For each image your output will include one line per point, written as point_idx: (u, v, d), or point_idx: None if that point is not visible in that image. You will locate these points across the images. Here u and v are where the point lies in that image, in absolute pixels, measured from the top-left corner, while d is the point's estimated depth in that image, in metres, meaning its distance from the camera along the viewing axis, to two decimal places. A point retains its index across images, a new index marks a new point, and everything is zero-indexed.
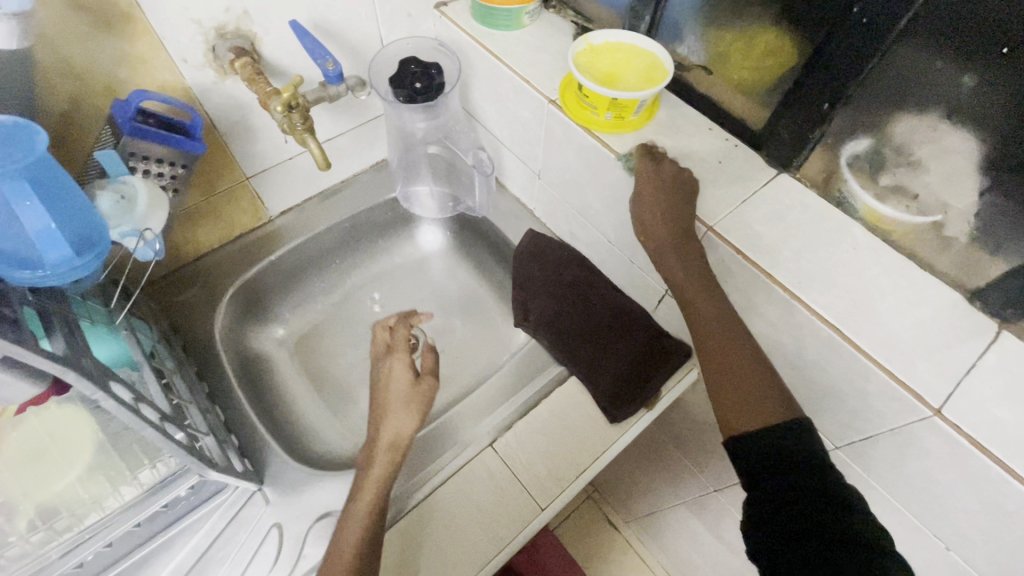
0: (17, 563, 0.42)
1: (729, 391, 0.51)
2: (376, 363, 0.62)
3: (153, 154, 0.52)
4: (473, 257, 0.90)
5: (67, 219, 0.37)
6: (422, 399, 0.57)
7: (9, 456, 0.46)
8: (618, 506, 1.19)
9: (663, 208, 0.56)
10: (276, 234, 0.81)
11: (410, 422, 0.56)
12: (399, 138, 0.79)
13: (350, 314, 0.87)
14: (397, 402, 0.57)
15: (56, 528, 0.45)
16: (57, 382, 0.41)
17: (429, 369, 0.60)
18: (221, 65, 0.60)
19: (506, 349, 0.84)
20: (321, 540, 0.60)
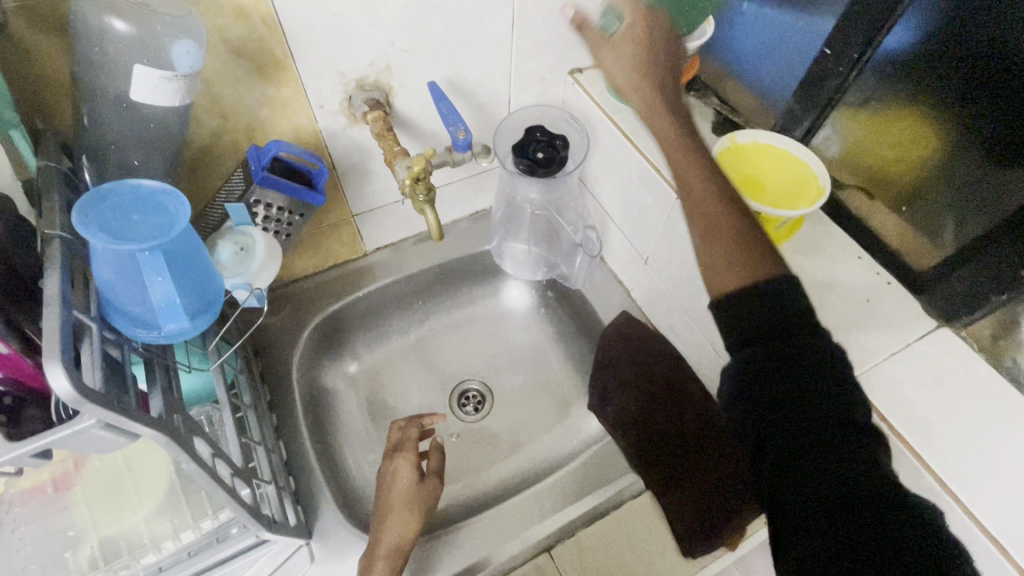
0: None
1: (717, 238, 0.44)
2: (381, 465, 0.63)
3: (275, 203, 0.51)
4: (556, 324, 0.86)
5: (192, 282, 0.36)
6: (428, 502, 0.60)
7: (87, 484, 0.46)
8: None
9: (619, 53, 0.50)
10: (368, 270, 0.81)
11: (409, 532, 0.56)
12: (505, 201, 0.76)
13: (423, 359, 0.85)
14: (400, 506, 0.58)
15: (111, 567, 0.44)
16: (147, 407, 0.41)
17: (435, 470, 0.63)
18: (354, 113, 0.60)
19: (575, 430, 0.79)
20: None
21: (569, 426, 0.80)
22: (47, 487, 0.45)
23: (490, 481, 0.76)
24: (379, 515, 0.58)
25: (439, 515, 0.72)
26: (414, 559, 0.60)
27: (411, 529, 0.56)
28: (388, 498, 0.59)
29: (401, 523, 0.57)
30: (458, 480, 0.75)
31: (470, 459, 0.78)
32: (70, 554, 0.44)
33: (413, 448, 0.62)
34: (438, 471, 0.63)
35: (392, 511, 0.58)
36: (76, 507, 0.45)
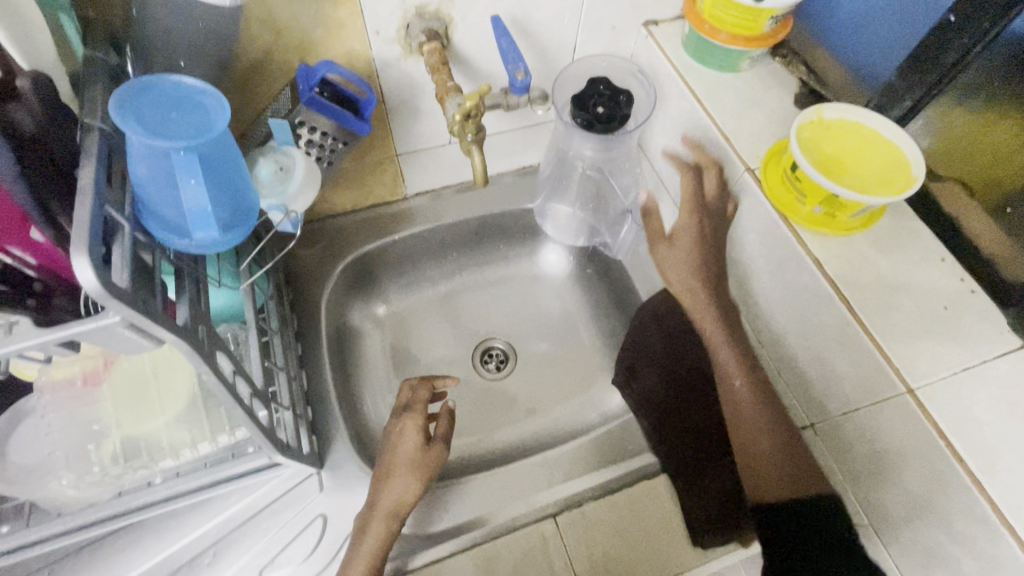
0: (90, 489, 0.46)
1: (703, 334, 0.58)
2: (389, 421, 0.63)
3: (320, 127, 0.49)
4: (591, 294, 0.84)
5: (228, 195, 0.35)
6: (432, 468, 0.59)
7: (114, 382, 0.47)
8: None
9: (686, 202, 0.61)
10: (406, 214, 0.79)
11: (409, 496, 0.57)
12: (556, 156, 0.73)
13: (451, 311, 0.84)
14: (402, 468, 0.58)
15: (132, 465, 0.47)
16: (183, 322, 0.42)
17: (441, 435, 0.61)
18: (410, 43, 0.56)
19: (595, 403, 0.78)
20: None
21: (590, 399, 0.78)
22: (77, 380, 0.46)
23: (503, 441, 0.75)
24: (381, 473, 0.58)
25: (448, 466, 0.72)
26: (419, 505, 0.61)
27: (413, 494, 0.56)
28: (392, 457, 0.59)
29: (402, 484, 0.57)
30: (471, 435, 0.75)
31: (486, 417, 0.77)
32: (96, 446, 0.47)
33: (420, 412, 0.61)
34: (444, 436, 0.61)
35: (394, 472, 0.57)
36: (102, 405, 0.47)
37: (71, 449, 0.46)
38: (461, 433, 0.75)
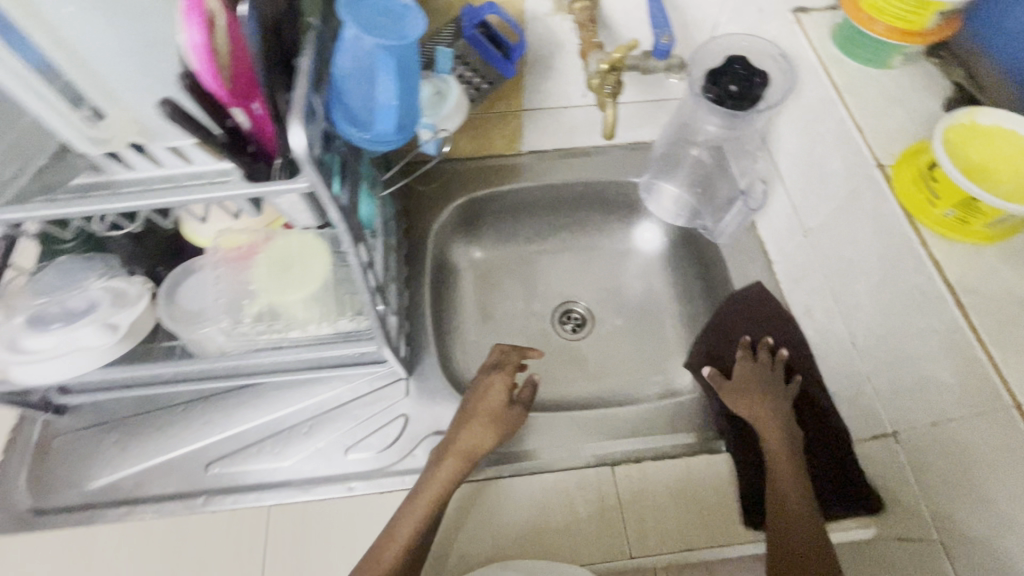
0: (237, 338, 0.58)
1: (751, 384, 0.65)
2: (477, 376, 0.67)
3: (472, 63, 0.55)
4: (680, 276, 0.85)
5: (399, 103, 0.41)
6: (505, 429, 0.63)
7: (269, 255, 0.56)
8: None
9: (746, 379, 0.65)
10: (517, 169, 0.84)
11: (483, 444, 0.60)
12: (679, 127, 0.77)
13: (540, 268, 0.89)
14: (483, 417, 0.61)
15: (270, 327, 0.58)
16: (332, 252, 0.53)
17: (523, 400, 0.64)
18: (561, 0, 0.60)
19: (665, 380, 0.79)
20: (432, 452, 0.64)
21: (660, 375, 0.80)
22: (242, 248, 0.56)
23: (570, 395, 0.79)
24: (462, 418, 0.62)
25: None
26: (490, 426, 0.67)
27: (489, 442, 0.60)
28: (475, 406, 0.62)
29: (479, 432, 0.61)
30: (540, 384, 0.79)
31: (556, 370, 0.81)
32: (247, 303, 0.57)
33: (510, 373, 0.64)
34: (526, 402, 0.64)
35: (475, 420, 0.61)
36: (257, 272, 0.56)
37: (229, 303, 0.57)
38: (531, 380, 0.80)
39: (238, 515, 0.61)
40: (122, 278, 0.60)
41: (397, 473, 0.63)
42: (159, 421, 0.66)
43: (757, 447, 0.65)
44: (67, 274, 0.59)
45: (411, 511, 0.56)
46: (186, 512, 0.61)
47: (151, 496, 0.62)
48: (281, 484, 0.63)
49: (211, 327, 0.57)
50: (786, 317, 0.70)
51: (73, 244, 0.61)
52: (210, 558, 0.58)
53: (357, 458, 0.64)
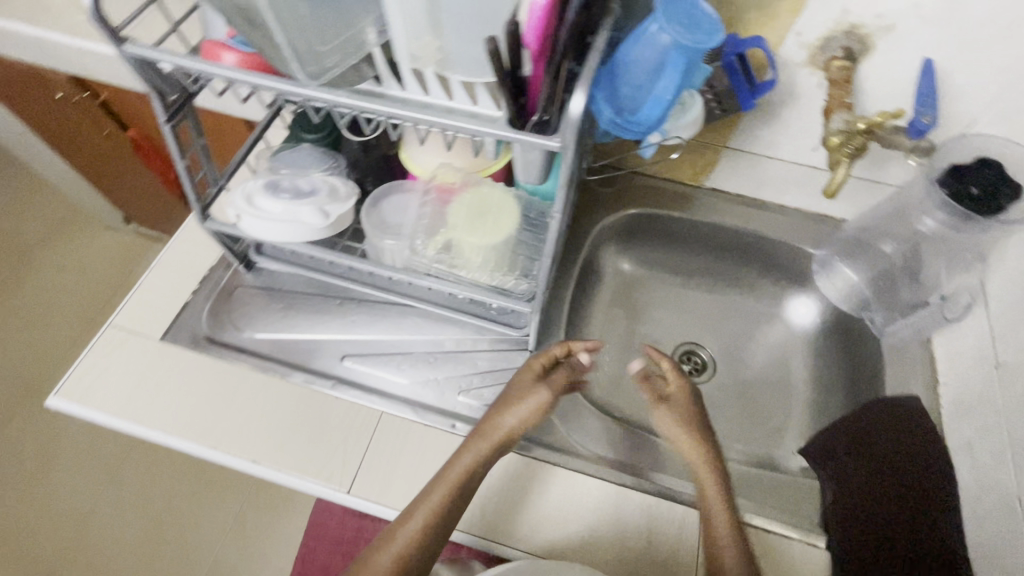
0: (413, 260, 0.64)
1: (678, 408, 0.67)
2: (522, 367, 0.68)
3: (718, 87, 0.57)
4: (823, 361, 0.81)
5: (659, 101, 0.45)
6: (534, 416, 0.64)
7: (469, 198, 0.62)
8: None
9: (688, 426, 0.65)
10: (692, 200, 0.85)
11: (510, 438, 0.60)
12: (889, 213, 0.74)
13: (674, 300, 0.90)
14: (512, 397, 0.63)
15: (446, 260, 0.63)
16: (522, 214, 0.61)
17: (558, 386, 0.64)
18: (819, 54, 0.60)
19: (773, 455, 0.76)
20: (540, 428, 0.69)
21: (765, 449, 0.77)
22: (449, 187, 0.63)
23: None
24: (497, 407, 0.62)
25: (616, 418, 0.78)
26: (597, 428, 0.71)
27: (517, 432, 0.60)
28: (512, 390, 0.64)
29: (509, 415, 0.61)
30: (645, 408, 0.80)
31: None
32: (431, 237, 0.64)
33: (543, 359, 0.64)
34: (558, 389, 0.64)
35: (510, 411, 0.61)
36: (454, 208, 0.62)
37: (422, 229, 0.64)
38: (634, 401, 0.81)
39: (356, 409, 0.67)
40: (341, 178, 0.69)
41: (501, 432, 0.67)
42: (318, 305, 0.75)
43: (864, 542, 0.60)
44: (303, 158, 0.69)
45: (431, 495, 0.57)
46: (317, 389, 0.68)
47: (294, 364, 0.71)
48: (397, 399, 0.68)
49: (391, 242, 0.64)
50: (938, 445, 0.63)
51: (316, 135, 0.70)
52: (324, 435, 0.65)
53: (467, 404, 0.68)
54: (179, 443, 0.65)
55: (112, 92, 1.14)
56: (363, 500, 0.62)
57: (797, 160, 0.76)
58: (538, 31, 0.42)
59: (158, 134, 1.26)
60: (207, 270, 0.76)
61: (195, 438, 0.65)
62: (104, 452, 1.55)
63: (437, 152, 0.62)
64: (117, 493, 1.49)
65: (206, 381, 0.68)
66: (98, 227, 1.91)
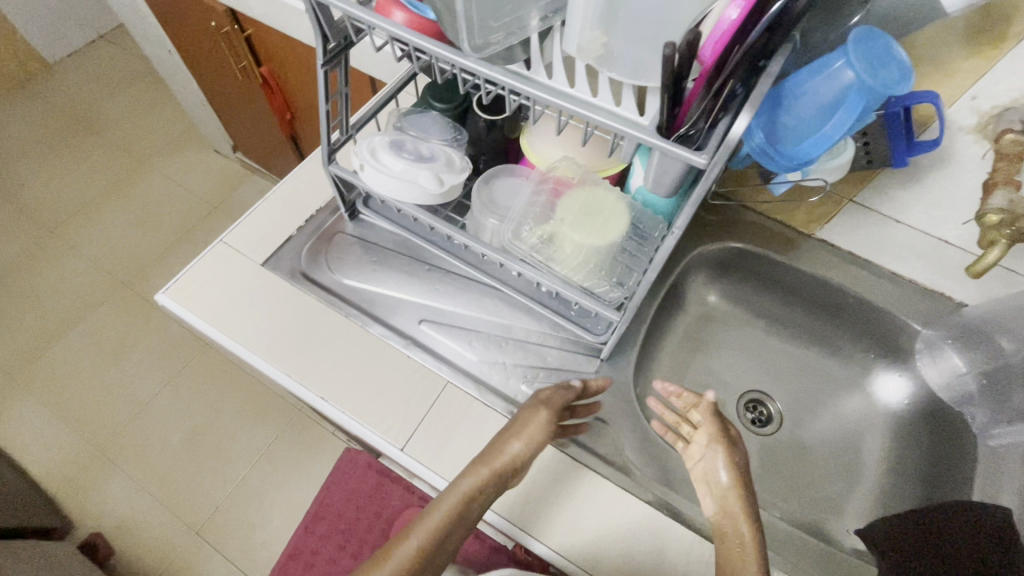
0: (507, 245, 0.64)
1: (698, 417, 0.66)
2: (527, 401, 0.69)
3: (872, 135, 0.54)
4: (904, 446, 0.75)
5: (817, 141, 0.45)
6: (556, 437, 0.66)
7: (582, 196, 0.62)
8: None
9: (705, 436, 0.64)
10: (798, 248, 0.81)
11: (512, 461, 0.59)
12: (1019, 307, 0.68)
13: (753, 345, 0.86)
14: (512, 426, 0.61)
15: (540, 252, 0.63)
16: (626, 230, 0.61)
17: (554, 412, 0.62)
18: (990, 123, 0.56)
19: (828, 529, 0.72)
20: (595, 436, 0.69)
21: (819, 520, 0.72)
22: (562, 180, 0.63)
23: None
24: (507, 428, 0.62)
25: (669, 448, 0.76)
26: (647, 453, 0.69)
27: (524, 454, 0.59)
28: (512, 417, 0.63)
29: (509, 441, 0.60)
30: None
31: None
32: (530, 226, 0.63)
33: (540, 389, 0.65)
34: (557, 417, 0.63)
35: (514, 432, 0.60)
36: (564, 203, 0.62)
37: (525, 215, 0.64)
38: None
39: (424, 372, 0.69)
40: (459, 153, 0.70)
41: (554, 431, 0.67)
42: (407, 266, 0.77)
43: None
44: (429, 125, 0.70)
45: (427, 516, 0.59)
46: (391, 344, 0.71)
47: (375, 316, 0.73)
48: (464, 372, 0.70)
49: (493, 221, 0.65)
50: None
51: (445, 105, 0.71)
52: (391, 389, 0.68)
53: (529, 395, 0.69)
54: (261, 362, 0.69)
55: (258, 31, 1.22)
56: (414, 460, 0.64)
57: (927, 232, 0.71)
58: (719, 44, 0.42)
59: (287, 76, 1.33)
60: (314, 210, 0.80)
61: (276, 361, 0.69)
62: (170, 356, 1.67)
63: (558, 145, 0.65)
64: (173, 395, 1.60)
65: (293, 312, 0.72)
66: (209, 150, 2.06)
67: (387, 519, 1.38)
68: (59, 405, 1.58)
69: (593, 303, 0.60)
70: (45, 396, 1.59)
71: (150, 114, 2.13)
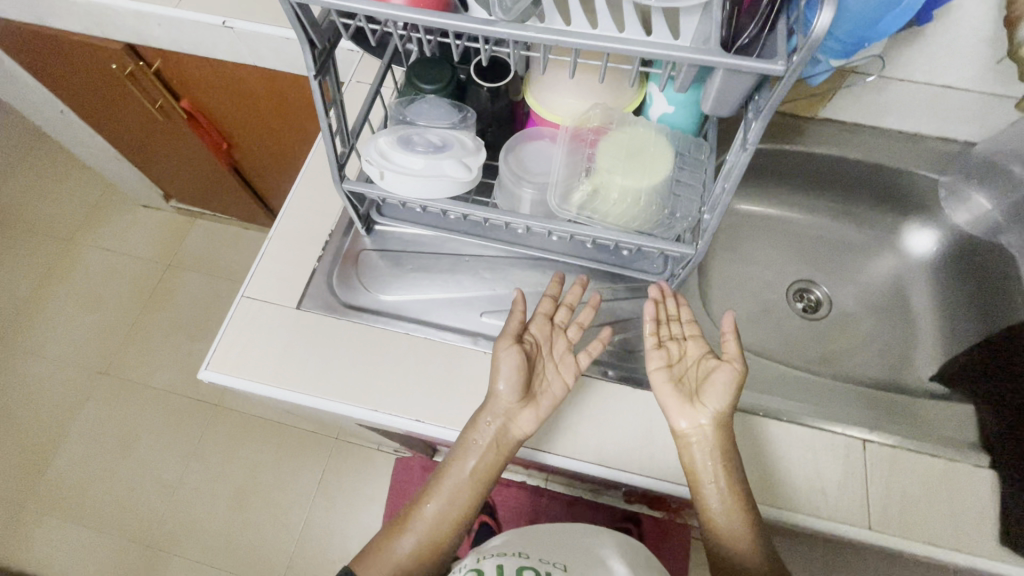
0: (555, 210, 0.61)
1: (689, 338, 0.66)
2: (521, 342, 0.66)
3: None
4: (949, 288, 0.80)
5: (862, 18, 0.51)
6: (572, 372, 0.64)
7: (620, 139, 0.60)
8: None
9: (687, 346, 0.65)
10: (808, 133, 0.81)
11: (504, 405, 0.61)
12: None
13: (784, 238, 0.88)
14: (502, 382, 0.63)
15: (589, 208, 0.61)
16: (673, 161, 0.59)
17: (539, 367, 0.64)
18: None
19: (909, 383, 0.76)
20: None
21: (895, 378, 0.77)
22: (593, 131, 0.61)
23: (799, 366, 0.78)
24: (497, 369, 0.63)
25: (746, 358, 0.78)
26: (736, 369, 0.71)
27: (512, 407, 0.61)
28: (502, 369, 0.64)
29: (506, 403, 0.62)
30: (772, 347, 0.80)
31: (787, 342, 0.80)
32: (575, 186, 0.61)
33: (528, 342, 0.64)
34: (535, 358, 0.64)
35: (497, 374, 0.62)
36: (604, 151, 0.59)
37: (567, 176, 0.61)
38: (758, 340, 0.80)
39: None
40: (470, 132, 0.65)
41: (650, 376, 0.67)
42: (445, 264, 0.74)
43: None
44: (429, 112, 0.64)
45: (439, 483, 0.64)
46: (461, 345, 0.69)
47: (435, 322, 0.70)
48: None
49: (532, 191, 0.62)
50: None
51: (437, 85, 0.65)
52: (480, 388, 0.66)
53: (614, 351, 0.70)
54: (338, 404, 0.65)
55: (167, 62, 1.09)
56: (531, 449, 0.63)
57: (931, 83, 0.72)
58: None
59: (212, 103, 1.21)
60: (326, 235, 0.74)
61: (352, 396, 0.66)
62: (182, 430, 1.57)
63: (573, 93, 0.61)
64: (201, 466, 1.53)
65: (348, 346, 0.68)
66: (136, 206, 1.88)
67: None
68: (83, 514, 1.48)
69: (663, 243, 0.58)
70: (65, 512, 1.48)
71: (53, 187, 1.90)
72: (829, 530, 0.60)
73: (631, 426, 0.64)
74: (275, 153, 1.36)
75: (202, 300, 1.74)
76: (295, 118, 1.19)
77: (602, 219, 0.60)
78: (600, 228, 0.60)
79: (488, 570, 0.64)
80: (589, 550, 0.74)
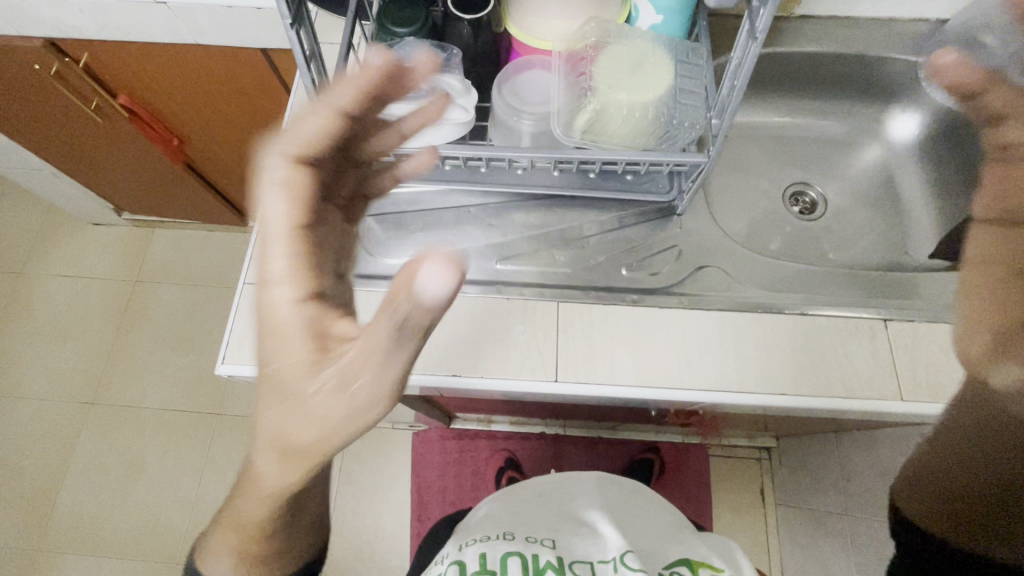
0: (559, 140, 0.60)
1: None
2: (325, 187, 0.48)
3: None
4: (936, 168, 0.82)
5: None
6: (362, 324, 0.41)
7: (617, 57, 0.58)
8: (826, 476, 1.17)
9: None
10: (786, 32, 0.80)
11: (275, 416, 0.41)
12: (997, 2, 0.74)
13: (772, 145, 0.89)
14: (273, 387, 0.41)
15: (593, 133, 0.59)
16: (673, 70, 0.58)
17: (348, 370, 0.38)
18: None
19: (909, 264, 0.79)
20: (704, 282, 0.70)
21: (896, 263, 0.79)
22: (586, 53, 0.59)
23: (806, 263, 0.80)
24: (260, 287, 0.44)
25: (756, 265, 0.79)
26: (753, 275, 0.72)
27: (297, 422, 0.40)
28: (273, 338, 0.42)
29: (280, 410, 0.41)
30: (779, 251, 0.81)
31: (791, 245, 0.82)
32: (575, 112, 0.59)
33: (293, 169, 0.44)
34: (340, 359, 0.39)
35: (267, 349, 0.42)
36: (601, 71, 0.57)
37: (565, 104, 0.59)
38: (764, 246, 0.81)
39: (531, 304, 0.66)
40: (457, 72, 0.62)
41: (672, 293, 0.68)
42: (451, 218, 0.72)
43: None
44: (411, 55, 0.61)
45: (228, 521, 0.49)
46: (483, 296, 0.67)
47: None
48: (564, 286, 0.68)
49: (531, 123, 0.60)
50: None
51: (415, 25, 0.61)
52: (506, 336, 0.65)
53: (633, 275, 0.70)
54: None
55: (92, 53, 0.99)
56: (572, 384, 0.63)
57: None
58: None
59: (152, 95, 1.12)
60: None
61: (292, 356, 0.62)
62: (186, 445, 1.52)
63: (561, 14, 0.59)
64: (215, 477, 1.49)
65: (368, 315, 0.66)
66: (83, 226, 1.75)
67: (487, 470, 1.42)
68: (101, 545, 1.43)
69: (673, 155, 0.57)
70: (82, 547, 1.44)
71: None
72: (864, 410, 0.62)
73: (665, 345, 0.65)
74: (231, 142, 1.29)
75: (178, 312, 1.66)
76: (247, 98, 1.11)
77: (608, 142, 0.59)
78: (608, 150, 0.58)
79: (471, 558, 0.65)
80: (586, 509, 0.79)
